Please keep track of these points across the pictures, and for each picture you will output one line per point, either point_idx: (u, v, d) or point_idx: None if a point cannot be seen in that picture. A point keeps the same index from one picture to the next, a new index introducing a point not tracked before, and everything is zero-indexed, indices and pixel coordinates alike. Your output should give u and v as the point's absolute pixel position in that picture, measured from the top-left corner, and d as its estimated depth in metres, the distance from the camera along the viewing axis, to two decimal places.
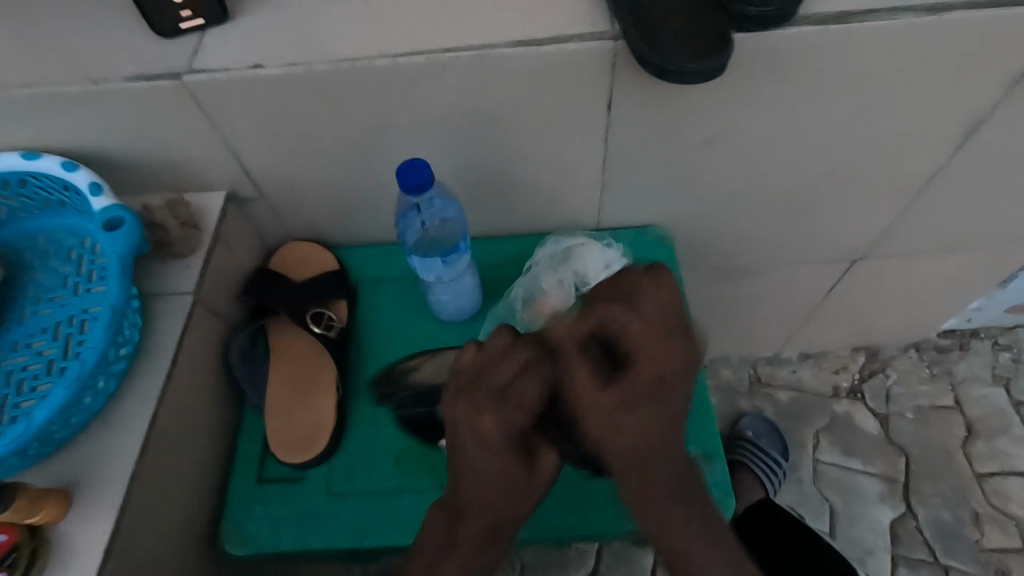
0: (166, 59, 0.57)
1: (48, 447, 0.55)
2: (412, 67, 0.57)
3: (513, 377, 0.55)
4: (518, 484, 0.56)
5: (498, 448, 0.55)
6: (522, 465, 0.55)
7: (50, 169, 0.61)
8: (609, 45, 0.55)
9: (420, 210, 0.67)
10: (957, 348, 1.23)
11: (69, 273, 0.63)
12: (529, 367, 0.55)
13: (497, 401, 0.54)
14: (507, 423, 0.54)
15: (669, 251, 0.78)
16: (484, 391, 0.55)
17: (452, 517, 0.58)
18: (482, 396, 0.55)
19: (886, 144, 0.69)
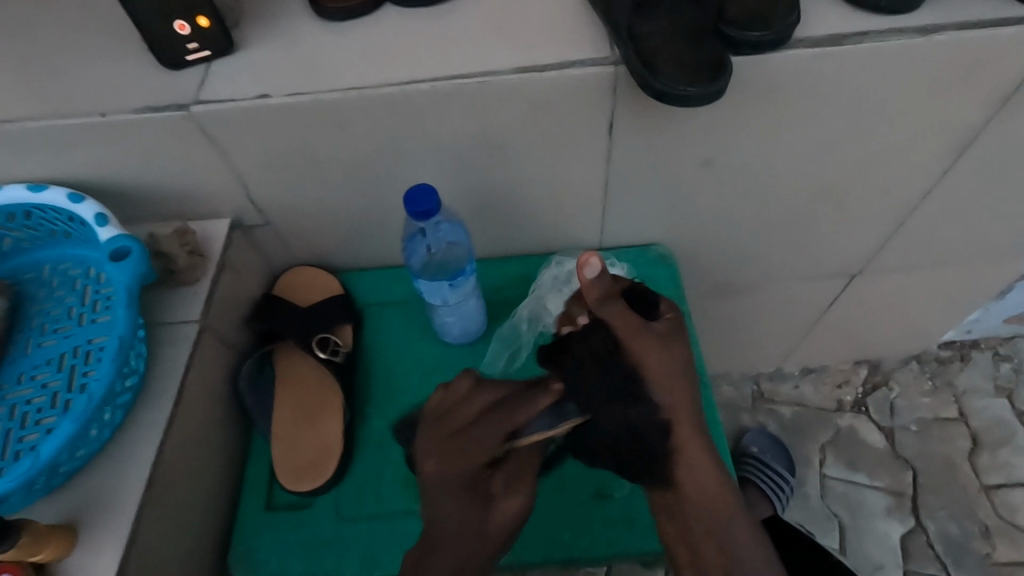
0: (175, 91, 0.58)
1: (55, 481, 0.54)
2: (417, 95, 0.58)
3: (468, 421, 0.60)
4: (473, 530, 0.57)
5: (447, 488, 0.58)
6: (472, 509, 0.58)
7: (57, 200, 0.62)
8: (610, 70, 0.56)
9: (426, 234, 0.68)
10: (957, 359, 1.24)
11: (74, 302, 0.63)
12: (486, 411, 0.60)
13: (450, 442, 0.59)
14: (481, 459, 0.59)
15: (671, 270, 0.79)
16: (441, 433, 0.60)
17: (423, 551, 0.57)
18: (439, 437, 0.60)
19: (881, 160, 0.70)
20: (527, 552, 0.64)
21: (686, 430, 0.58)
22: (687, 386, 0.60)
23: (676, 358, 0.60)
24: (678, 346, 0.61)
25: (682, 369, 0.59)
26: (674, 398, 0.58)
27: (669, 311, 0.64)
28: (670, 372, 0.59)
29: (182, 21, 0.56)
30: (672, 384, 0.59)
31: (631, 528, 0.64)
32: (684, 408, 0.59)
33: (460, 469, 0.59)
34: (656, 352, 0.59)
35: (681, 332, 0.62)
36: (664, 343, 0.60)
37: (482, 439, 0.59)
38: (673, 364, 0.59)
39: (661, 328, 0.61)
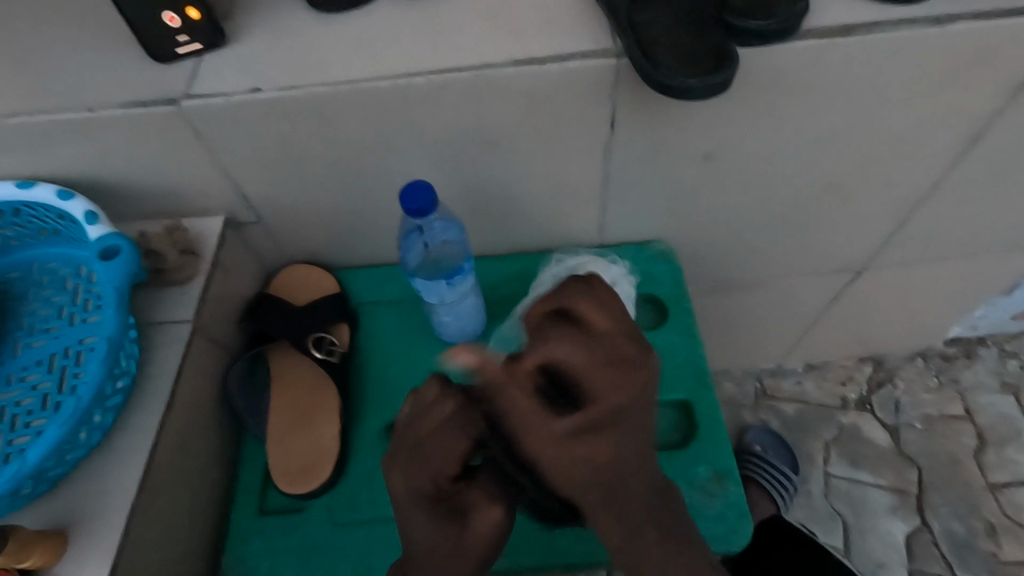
0: (164, 85, 0.57)
1: (42, 486, 0.54)
2: (413, 88, 0.56)
3: (428, 434, 0.54)
4: (449, 550, 0.52)
5: (413, 506, 0.53)
6: (447, 527, 0.52)
7: (45, 198, 0.60)
8: (611, 63, 0.55)
9: (423, 232, 0.67)
10: (963, 355, 1.22)
11: (64, 302, 0.62)
12: (449, 421, 0.53)
13: (411, 457, 0.54)
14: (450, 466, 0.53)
15: (673, 269, 0.77)
16: (405, 447, 0.55)
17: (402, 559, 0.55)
18: (404, 450, 0.56)
19: (889, 153, 0.69)
20: (527, 556, 0.63)
21: (606, 524, 0.50)
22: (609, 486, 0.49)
23: (597, 455, 0.47)
24: (604, 441, 0.47)
25: (604, 465, 0.47)
26: (587, 495, 0.49)
27: (612, 394, 0.45)
28: (588, 468, 0.47)
29: (171, 13, 0.54)
30: (588, 479, 0.48)
31: None
32: (602, 503, 0.49)
33: (425, 478, 0.53)
34: (562, 453, 0.46)
35: (621, 418, 0.47)
36: (582, 440, 0.46)
37: (445, 448, 0.53)
38: (585, 464, 0.47)
39: (578, 422, 0.46)
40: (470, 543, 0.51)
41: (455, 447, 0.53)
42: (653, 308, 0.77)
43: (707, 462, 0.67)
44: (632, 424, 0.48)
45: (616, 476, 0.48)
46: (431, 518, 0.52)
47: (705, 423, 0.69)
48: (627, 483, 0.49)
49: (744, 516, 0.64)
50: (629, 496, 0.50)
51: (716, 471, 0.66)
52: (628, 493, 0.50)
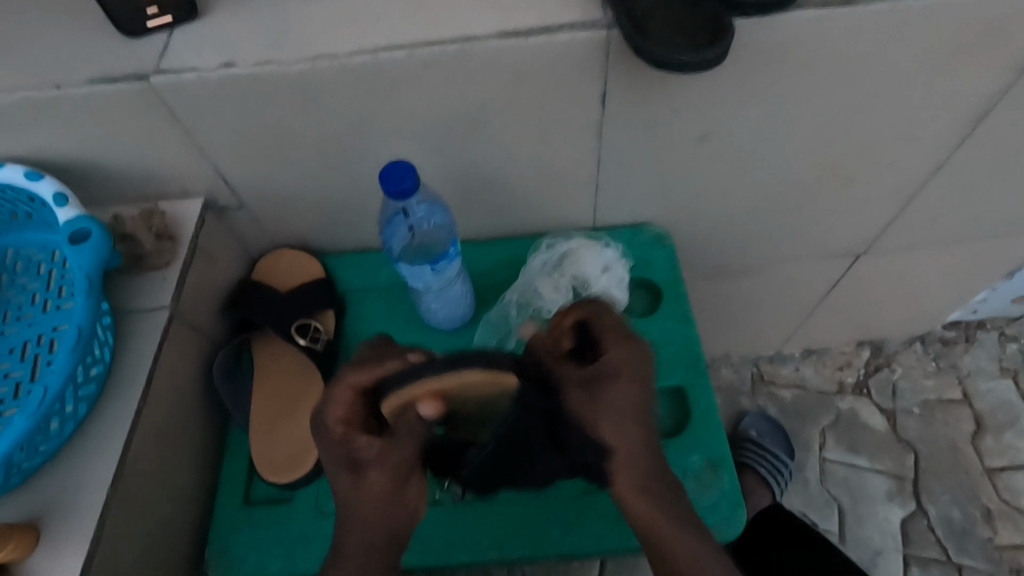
0: (133, 61, 0.54)
1: (16, 478, 0.52)
2: (394, 64, 0.53)
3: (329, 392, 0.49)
4: (358, 503, 0.51)
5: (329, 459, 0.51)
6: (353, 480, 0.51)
7: (12, 179, 0.58)
8: (602, 35, 0.52)
9: (408, 216, 0.64)
10: (962, 340, 1.21)
11: (37, 289, 0.60)
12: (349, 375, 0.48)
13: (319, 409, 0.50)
14: (353, 420, 0.49)
15: (668, 252, 0.75)
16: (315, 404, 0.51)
17: None
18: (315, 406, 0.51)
19: (892, 134, 0.66)
20: (516, 549, 0.62)
21: (629, 465, 0.54)
22: (631, 433, 0.54)
23: (614, 401, 0.53)
24: (616, 387, 0.53)
25: (623, 410, 0.53)
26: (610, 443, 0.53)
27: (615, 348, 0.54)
28: (607, 420, 0.53)
29: None
30: (608, 426, 0.53)
31: (622, 525, 0.62)
32: (628, 448, 0.54)
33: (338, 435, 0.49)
34: (584, 403, 0.52)
35: (625, 369, 0.53)
36: (597, 387, 0.53)
37: (338, 401, 0.48)
38: (603, 414, 0.53)
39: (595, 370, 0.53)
40: (358, 498, 0.51)
41: (354, 402, 0.48)
42: (646, 293, 0.75)
43: (700, 452, 0.65)
44: (633, 380, 0.53)
45: (632, 423, 0.54)
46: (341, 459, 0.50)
47: (699, 410, 0.67)
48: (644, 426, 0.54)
49: (738, 505, 0.63)
50: (642, 440, 0.54)
51: (710, 460, 0.65)
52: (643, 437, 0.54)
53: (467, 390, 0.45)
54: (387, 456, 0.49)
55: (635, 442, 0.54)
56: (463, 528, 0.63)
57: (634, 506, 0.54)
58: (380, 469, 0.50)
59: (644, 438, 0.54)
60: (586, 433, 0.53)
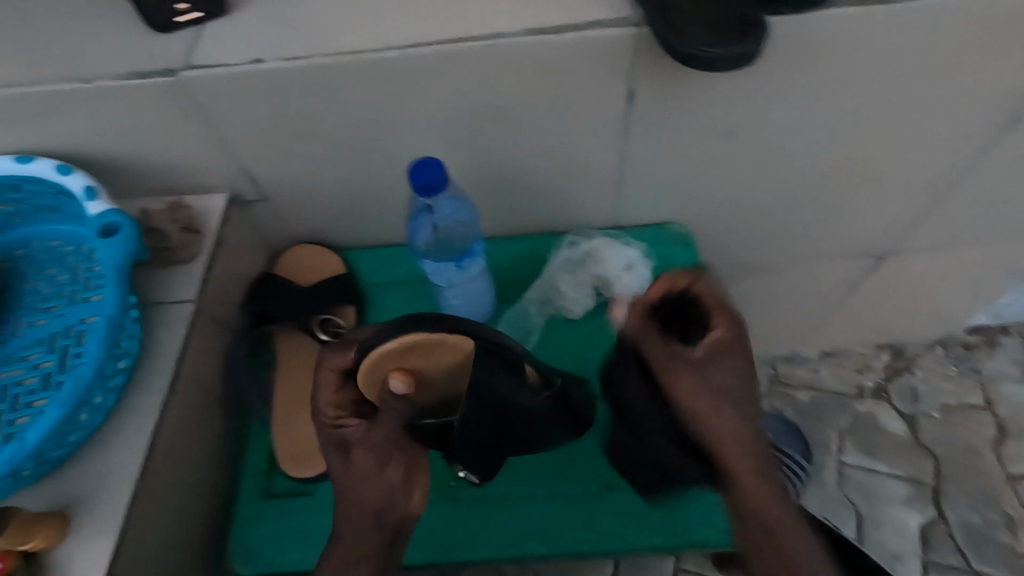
0: (163, 55, 0.55)
1: (45, 467, 0.53)
2: (421, 59, 0.53)
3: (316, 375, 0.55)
4: (352, 485, 0.55)
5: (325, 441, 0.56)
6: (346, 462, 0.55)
7: (42, 172, 0.59)
8: (631, 32, 0.52)
9: (433, 212, 0.63)
10: (985, 344, 1.19)
11: (65, 280, 0.60)
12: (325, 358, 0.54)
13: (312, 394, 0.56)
14: (341, 399, 0.55)
15: (690, 251, 0.74)
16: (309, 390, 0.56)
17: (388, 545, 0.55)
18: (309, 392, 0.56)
19: (922, 133, 0.65)
20: (535, 546, 0.61)
21: (740, 451, 0.54)
22: (738, 413, 0.55)
23: (723, 381, 0.55)
24: (723, 368, 0.55)
25: (730, 389, 0.56)
26: (721, 427, 0.54)
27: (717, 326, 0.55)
28: (721, 399, 0.55)
29: None
30: (719, 406, 0.55)
31: (642, 523, 0.62)
32: (734, 435, 0.55)
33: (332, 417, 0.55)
34: (699, 384, 0.54)
35: (734, 348, 0.56)
36: (707, 367, 0.55)
37: (324, 383, 0.54)
38: (713, 393, 0.55)
39: (710, 345, 0.55)
40: (351, 483, 0.55)
41: (338, 383, 0.54)
42: None
43: None
44: (741, 354, 0.56)
45: (737, 400, 0.55)
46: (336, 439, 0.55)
47: None
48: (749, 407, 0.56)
49: None
50: (750, 423, 0.56)
51: None
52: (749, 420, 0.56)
53: (422, 355, 0.50)
54: (372, 434, 0.55)
55: (740, 424, 0.55)
56: (480, 524, 0.63)
57: (746, 491, 0.55)
58: (366, 449, 0.54)
59: (750, 416, 0.56)
60: (700, 416, 0.54)
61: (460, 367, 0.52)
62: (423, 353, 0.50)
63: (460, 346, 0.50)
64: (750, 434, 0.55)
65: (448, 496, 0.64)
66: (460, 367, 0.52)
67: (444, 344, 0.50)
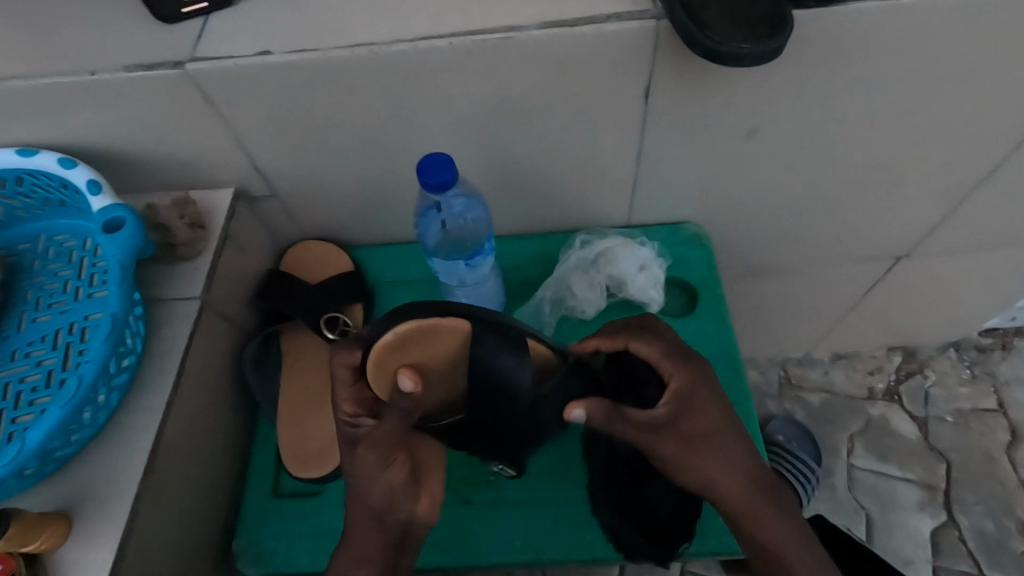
0: (169, 47, 0.53)
1: (48, 467, 0.52)
2: (434, 53, 0.52)
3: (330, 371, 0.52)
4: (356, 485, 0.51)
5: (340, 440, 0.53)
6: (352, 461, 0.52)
7: (46, 166, 0.58)
8: (651, 25, 0.50)
9: (441, 209, 0.63)
10: (999, 347, 1.17)
11: (69, 276, 0.59)
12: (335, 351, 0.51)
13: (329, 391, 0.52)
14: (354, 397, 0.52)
15: (705, 251, 0.73)
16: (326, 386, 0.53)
17: (390, 550, 0.53)
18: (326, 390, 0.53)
19: (945, 134, 0.64)
20: (549, 550, 0.60)
21: (739, 490, 0.52)
22: (726, 451, 0.52)
23: (707, 426, 0.52)
24: (703, 415, 0.52)
25: (710, 437, 0.52)
26: (715, 475, 0.52)
27: (678, 378, 0.52)
28: (706, 447, 0.52)
29: None
30: (706, 454, 0.52)
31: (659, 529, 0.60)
32: (723, 471, 0.52)
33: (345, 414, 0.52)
34: (680, 443, 0.51)
35: (698, 394, 0.52)
36: (682, 424, 0.51)
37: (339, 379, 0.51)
38: (698, 447, 0.51)
39: (676, 396, 0.51)
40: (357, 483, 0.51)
41: (352, 378, 0.51)
42: (682, 293, 0.73)
43: None
44: (712, 402, 0.52)
45: (727, 443, 0.53)
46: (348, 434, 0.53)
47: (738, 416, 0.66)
48: (740, 440, 0.54)
49: None
50: (743, 456, 0.53)
51: None
52: (742, 453, 0.53)
53: (420, 344, 0.48)
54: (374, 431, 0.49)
55: (732, 462, 0.52)
56: (495, 527, 0.62)
57: (751, 522, 0.52)
58: (369, 446, 0.49)
59: (742, 456, 0.53)
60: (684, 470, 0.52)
61: (462, 351, 0.50)
62: (422, 339, 0.48)
63: (458, 330, 0.48)
64: (749, 468, 0.53)
65: (460, 498, 0.63)
66: (463, 353, 0.50)
67: (442, 328, 0.48)
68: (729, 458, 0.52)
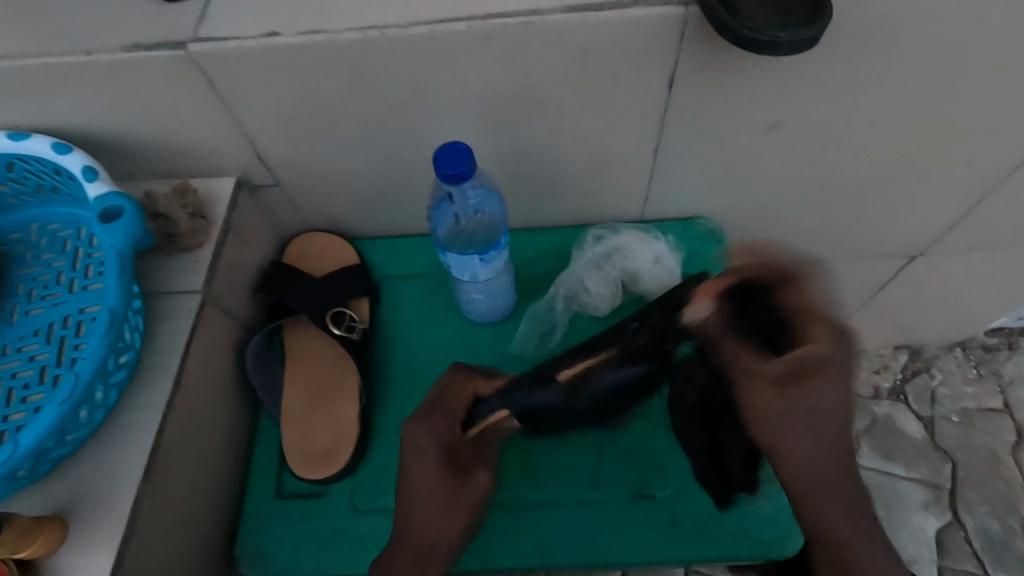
0: (170, 27, 0.51)
1: (42, 468, 0.50)
2: (451, 37, 0.49)
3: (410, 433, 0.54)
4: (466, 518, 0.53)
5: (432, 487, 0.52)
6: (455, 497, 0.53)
7: (38, 150, 0.55)
8: (679, 11, 0.48)
9: (454, 201, 0.61)
10: (1006, 347, 1.16)
11: (64, 267, 0.57)
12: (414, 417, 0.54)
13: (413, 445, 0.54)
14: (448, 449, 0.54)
15: (721, 247, 0.71)
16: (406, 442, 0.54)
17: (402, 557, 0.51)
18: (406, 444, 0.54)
19: (970, 130, 0.62)
20: (563, 555, 0.59)
21: (807, 473, 0.48)
22: (828, 436, 0.47)
23: (809, 402, 0.47)
24: (818, 389, 0.46)
25: (815, 412, 0.47)
26: (794, 448, 0.48)
27: (815, 343, 0.47)
28: (805, 419, 0.47)
29: None
30: (796, 428, 0.47)
31: (674, 532, 0.59)
32: (812, 453, 0.47)
33: (428, 471, 0.53)
34: (779, 397, 0.47)
35: (829, 367, 0.47)
36: (796, 388, 0.47)
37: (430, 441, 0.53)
38: (796, 415, 0.47)
39: (789, 365, 0.47)
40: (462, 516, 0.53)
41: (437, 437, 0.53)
42: None
43: None
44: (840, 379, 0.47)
45: (830, 429, 0.47)
46: (435, 479, 0.52)
47: None
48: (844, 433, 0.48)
49: None
50: (829, 449, 0.47)
51: None
52: (830, 443, 0.48)
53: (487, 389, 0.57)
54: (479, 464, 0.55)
55: (824, 449, 0.47)
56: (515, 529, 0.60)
57: (819, 513, 0.49)
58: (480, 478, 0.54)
59: (843, 446, 0.48)
60: (767, 431, 0.48)
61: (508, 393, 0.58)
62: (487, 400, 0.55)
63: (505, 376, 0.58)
64: (830, 457, 0.48)
65: None
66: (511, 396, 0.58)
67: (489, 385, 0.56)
68: (827, 445, 0.47)
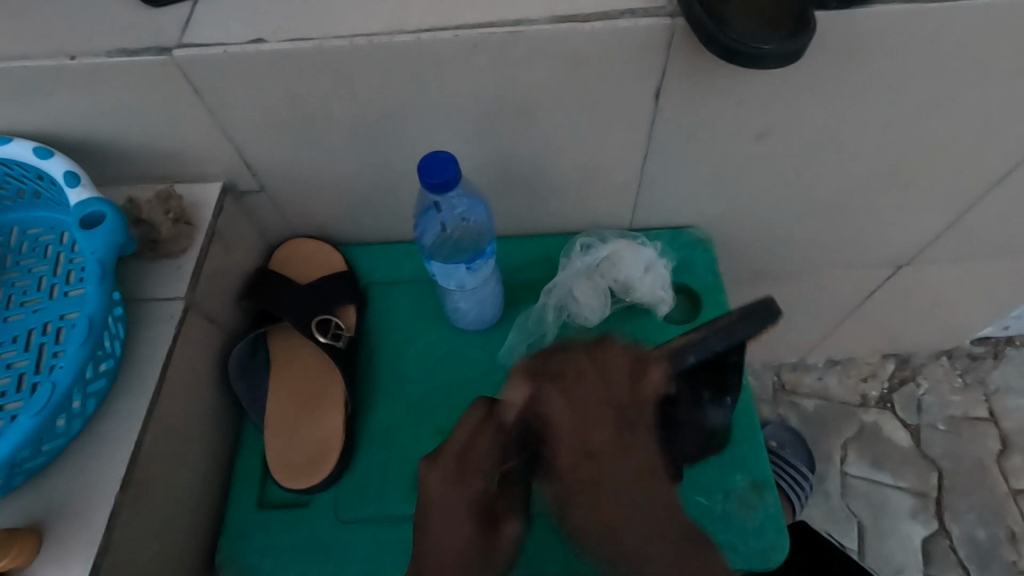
0: (155, 32, 0.50)
1: (17, 478, 0.49)
2: (438, 45, 0.49)
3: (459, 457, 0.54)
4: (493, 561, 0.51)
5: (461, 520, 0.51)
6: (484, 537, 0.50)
7: (20, 155, 0.54)
8: (665, 23, 0.48)
9: (440, 209, 0.61)
10: (991, 356, 1.17)
11: (44, 273, 0.56)
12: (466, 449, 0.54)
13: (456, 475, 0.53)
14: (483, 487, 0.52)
15: (707, 255, 0.72)
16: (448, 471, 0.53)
17: None
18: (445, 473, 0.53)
19: (954, 141, 0.63)
20: (546, 565, 0.58)
21: (575, 446, 0.47)
22: (641, 428, 0.48)
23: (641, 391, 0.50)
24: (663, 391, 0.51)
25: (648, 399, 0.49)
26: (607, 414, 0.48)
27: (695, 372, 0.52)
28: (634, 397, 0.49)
29: None
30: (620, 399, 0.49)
31: None
32: (618, 427, 0.47)
33: (459, 508, 0.51)
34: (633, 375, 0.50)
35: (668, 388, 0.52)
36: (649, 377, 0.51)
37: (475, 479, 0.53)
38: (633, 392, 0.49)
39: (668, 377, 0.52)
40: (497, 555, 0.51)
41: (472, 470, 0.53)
42: (684, 297, 0.71)
43: (743, 470, 0.61)
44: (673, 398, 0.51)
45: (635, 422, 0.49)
46: (464, 519, 0.51)
47: (742, 427, 0.63)
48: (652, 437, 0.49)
49: (782, 531, 0.58)
50: (620, 439, 0.47)
51: (753, 481, 0.60)
52: (629, 434, 0.48)
53: None
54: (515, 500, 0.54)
55: (622, 430, 0.48)
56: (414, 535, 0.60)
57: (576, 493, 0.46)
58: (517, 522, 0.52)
59: (644, 444, 0.48)
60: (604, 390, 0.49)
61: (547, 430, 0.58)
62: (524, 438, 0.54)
63: None
64: (632, 445, 0.47)
65: None
66: None
67: None
68: (626, 429, 0.48)
